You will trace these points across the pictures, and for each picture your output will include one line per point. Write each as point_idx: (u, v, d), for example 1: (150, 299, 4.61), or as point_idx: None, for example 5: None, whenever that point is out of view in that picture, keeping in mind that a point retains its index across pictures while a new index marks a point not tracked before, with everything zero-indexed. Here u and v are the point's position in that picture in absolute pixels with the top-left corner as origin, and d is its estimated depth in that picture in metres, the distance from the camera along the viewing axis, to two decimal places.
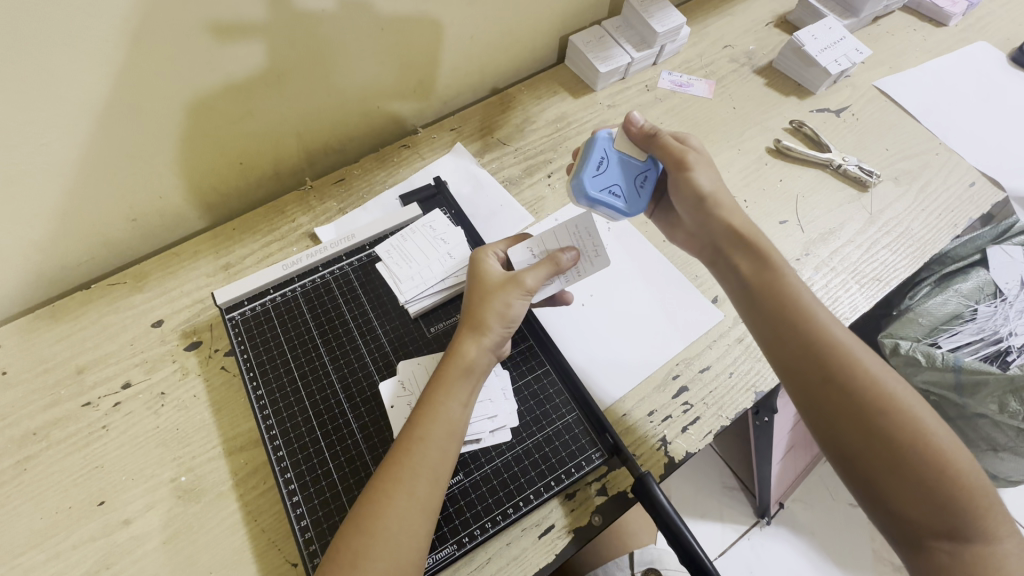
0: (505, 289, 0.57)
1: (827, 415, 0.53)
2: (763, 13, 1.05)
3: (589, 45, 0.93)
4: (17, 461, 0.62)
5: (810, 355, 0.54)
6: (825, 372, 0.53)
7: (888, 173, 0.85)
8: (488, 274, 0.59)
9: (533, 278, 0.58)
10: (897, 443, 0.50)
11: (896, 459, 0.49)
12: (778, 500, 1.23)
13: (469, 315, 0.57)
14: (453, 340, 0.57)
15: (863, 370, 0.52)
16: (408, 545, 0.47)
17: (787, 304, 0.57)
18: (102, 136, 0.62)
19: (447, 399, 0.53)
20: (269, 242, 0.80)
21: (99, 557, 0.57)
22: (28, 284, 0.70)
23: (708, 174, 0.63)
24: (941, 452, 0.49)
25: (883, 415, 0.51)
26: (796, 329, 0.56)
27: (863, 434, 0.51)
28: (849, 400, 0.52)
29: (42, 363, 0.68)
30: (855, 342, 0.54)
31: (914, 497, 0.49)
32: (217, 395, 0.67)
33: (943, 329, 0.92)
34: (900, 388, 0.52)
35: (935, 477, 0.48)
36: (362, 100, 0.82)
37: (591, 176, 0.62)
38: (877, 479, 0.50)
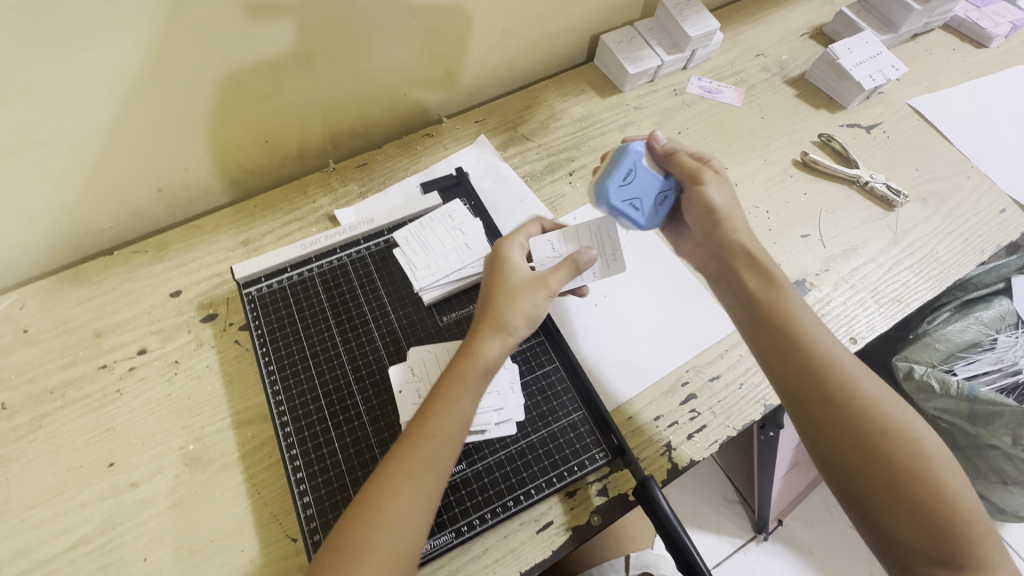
0: (526, 289, 0.57)
1: (824, 437, 0.52)
2: (798, 24, 1.03)
3: (620, 45, 0.92)
4: (33, 417, 0.64)
5: (809, 375, 0.53)
6: (823, 393, 0.52)
7: (917, 194, 0.83)
8: (512, 271, 0.58)
9: (555, 278, 0.58)
10: (893, 467, 0.49)
11: (893, 484, 0.49)
12: (777, 517, 1.23)
13: (488, 314, 0.56)
14: (473, 338, 0.55)
15: (863, 392, 0.52)
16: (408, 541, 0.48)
17: (788, 323, 0.56)
18: (133, 105, 0.63)
19: (461, 397, 0.53)
20: (289, 221, 0.80)
21: (105, 517, 0.58)
22: (54, 245, 0.72)
23: (722, 192, 0.61)
24: (937, 479, 0.49)
25: (880, 438, 0.50)
26: (796, 348, 0.55)
27: (860, 458, 0.50)
28: (847, 423, 0.51)
29: (63, 323, 0.70)
30: (854, 364, 0.54)
31: (907, 524, 0.48)
32: (229, 367, 0.68)
33: (960, 357, 0.91)
34: (898, 411, 0.51)
35: (930, 504, 0.48)
36: (390, 86, 0.82)
37: (616, 185, 0.61)
38: (871, 503, 0.49)
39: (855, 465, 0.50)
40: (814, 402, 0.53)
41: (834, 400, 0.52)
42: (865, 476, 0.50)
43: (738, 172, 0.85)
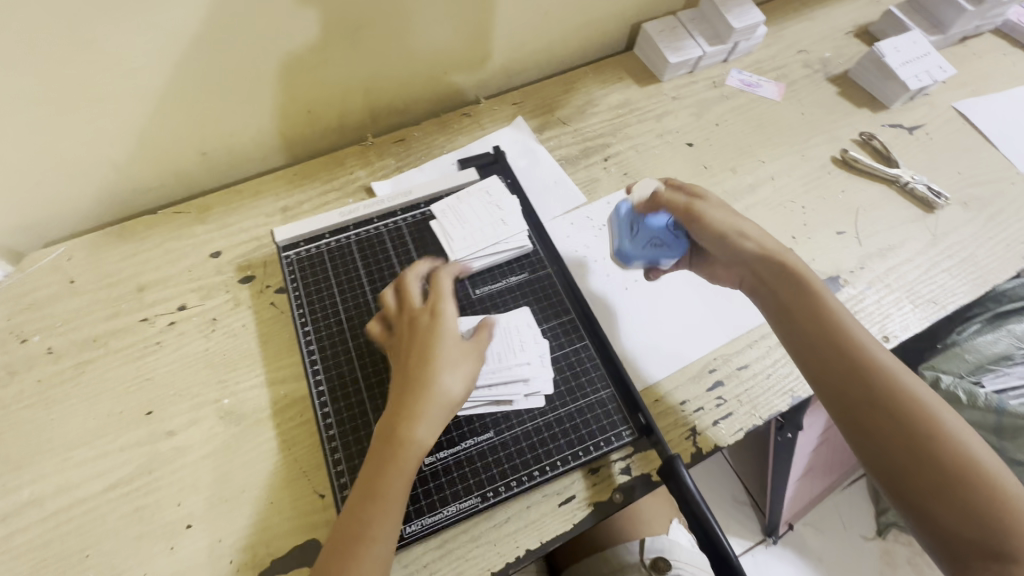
0: (461, 364, 0.55)
1: (868, 438, 0.52)
2: (844, 21, 1.02)
3: (661, 34, 0.92)
4: (77, 363, 0.66)
5: (850, 379, 0.54)
6: (866, 394, 0.53)
7: (958, 197, 0.82)
8: (445, 340, 0.55)
9: (479, 345, 0.57)
10: (942, 470, 0.48)
11: (941, 482, 0.48)
12: (788, 521, 1.22)
13: (413, 400, 0.52)
14: (407, 422, 0.51)
15: (907, 397, 0.51)
16: None
17: (827, 328, 0.57)
18: (186, 67, 0.65)
19: (402, 476, 0.50)
20: (326, 192, 0.82)
21: (142, 462, 0.60)
22: (102, 201, 0.75)
23: (722, 212, 0.64)
24: (991, 477, 0.47)
25: (928, 441, 0.49)
26: (835, 352, 0.55)
27: (906, 456, 0.50)
28: (890, 424, 0.51)
29: (108, 277, 0.72)
30: (897, 364, 0.53)
31: (965, 525, 0.46)
32: (264, 327, 0.70)
33: (989, 369, 0.88)
34: (944, 410, 0.51)
35: (985, 502, 0.46)
36: (431, 64, 0.83)
37: (630, 242, 0.68)
38: (923, 502, 0.49)
39: (904, 466, 0.50)
40: (856, 403, 0.53)
41: (875, 403, 0.52)
42: (915, 477, 0.49)
43: (775, 166, 0.85)
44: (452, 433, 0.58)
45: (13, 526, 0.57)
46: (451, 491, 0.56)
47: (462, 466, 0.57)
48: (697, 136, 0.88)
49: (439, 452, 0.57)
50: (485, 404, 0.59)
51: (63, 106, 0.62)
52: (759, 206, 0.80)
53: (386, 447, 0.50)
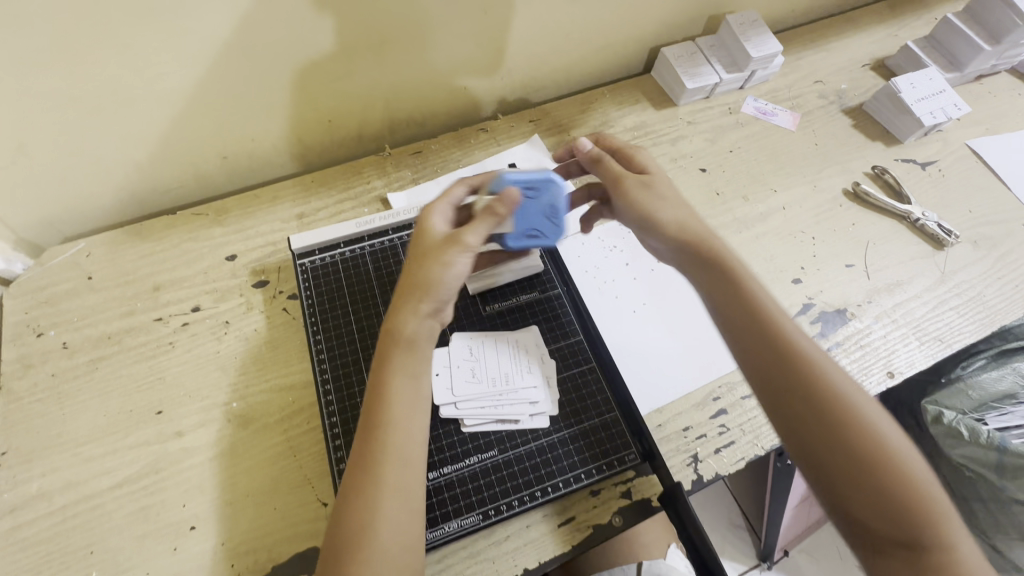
0: (440, 250, 0.54)
1: (790, 422, 0.51)
2: (861, 54, 1.03)
3: (679, 59, 0.93)
4: (91, 359, 0.67)
5: (771, 364, 0.53)
6: (786, 379, 0.52)
7: (967, 235, 0.82)
8: (424, 230, 0.56)
9: (473, 235, 0.55)
10: (854, 451, 0.48)
11: (853, 465, 0.48)
12: (783, 547, 1.21)
13: (404, 285, 0.54)
14: (389, 316, 0.54)
15: (822, 377, 0.51)
16: (393, 543, 0.47)
17: (749, 310, 0.55)
18: (215, 74, 0.67)
19: (399, 375, 0.52)
20: (343, 200, 0.83)
21: (149, 461, 0.61)
22: (123, 199, 0.76)
23: (644, 193, 0.62)
24: (896, 459, 0.48)
25: (841, 423, 0.49)
26: (757, 335, 0.54)
27: (823, 440, 0.49)
28: (809, 407, 0.50)
29: (124, 274, 0.73)
30: (814, 349, 0.53)
31: (874, 510, 0.47)
32: (276, 333, 0.71)
33: (993, 407, 0.88)
34: (854, 392, 0.51)
35: (890, 485, 0.47)
36: (452, 79, 0.84)
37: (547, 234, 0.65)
38: (837, 488, 0.48)
39: (822, 451, 0.49)
40: (774, 388, 0.52)
41: (792, 388, 0.51)
42: (831, 460, 0.48)
43: (786, 196, 0.85)
44: (457, 449, 0.59)
45: (20, 518, 0.58)
46: (453, 507, 0.56)
47: (465, 483, 0.58)
48: (710, 162, 0.89)
49: (442, 468, 0.58)
50: (490, 422, 0.61)
51: (92, 107, 0.64)
52: (769, 235, 0.81)
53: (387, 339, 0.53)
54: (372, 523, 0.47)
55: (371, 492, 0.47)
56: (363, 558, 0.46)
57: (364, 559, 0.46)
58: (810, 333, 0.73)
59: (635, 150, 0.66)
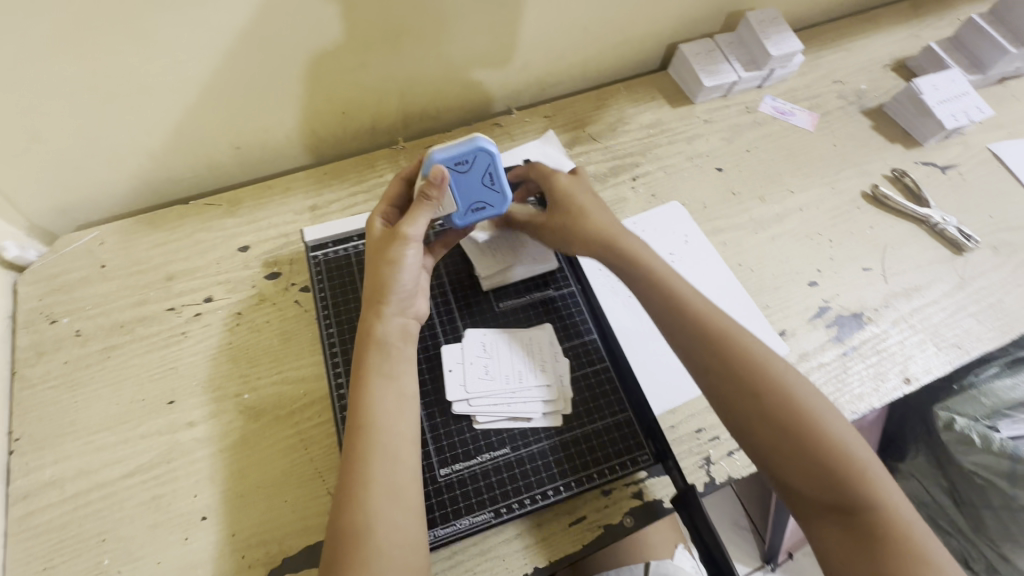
0: (389, 249, 0.58)
1: (715, 401, 0.55)
2: (881, 54, 1.01)
3: (697, 56, 0.92)
4: (104, 348, 0.67)
5: (691, 346, 0.57)
6: (706, 360, 0.56)
7: (988, 241, 0.81)
8: (374, 237, 0.60)
9: (413, 225, 0.58)
10: (777, 424, 0.51)
11: (778, 436, 0.51)
12: (787, 550, 1.21)
13: (367, 290, 0.59)
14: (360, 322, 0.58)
15: (741, 358, 0.55)
16: (396, 542, 0.48)
17: (671, 296, 0.60)
18: (230, 63, 0.66)
19: (375, 374, 0.55)
20: (356, 192, 0.83)
21: (161, 451, 0.61)
22: (136, 188, 0.76)
23: (551, 227, 0.67)
24: (817, 424, 0.51)
25: (764, 399, 0.53)
26: (678, 320, 0.58)
27: (746, 413, 0.53)
28: (731, 385, 0.54)
29: (137, 263, 0.73)
30: (732, 328, 0.57)
31: (802, 474, 0.50)
32: (288, 325, 0.70)
33: (1006, 414, 0.87)
34: (772, 364, 0.54)
35: (814, 450, 0.50)
36: (467, 73, 0.83)
37: (493, 202, 0.62)
38: (767, 456, 0.52)
39: (747, 424, 0.53)
40: (698, 371, 0.56)
41: (713, 367, 0.55)
42: (756, 432, 0.52)
43: (803, 197, 0.84)
44: (469, 446, 0.59)
45: (33, 505, 0.58)
46: (465, 504, 0.56)
47: (476, 479, 0.58)
48: (727, 161, 0.88)
49: (454, 464, 0.58)
50: (503, 419, 0.60)
51: (108, 95, 0.63)
52: (786, 237, 0.80)
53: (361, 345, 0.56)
54: (367, 524, 0.48)
55: (360, 493, 0.49)
56: (362, 559, 0.46)
57: (363, 561, 0.46)
58: (826, 337, 0.72)
59: (550, 172, 0.69)
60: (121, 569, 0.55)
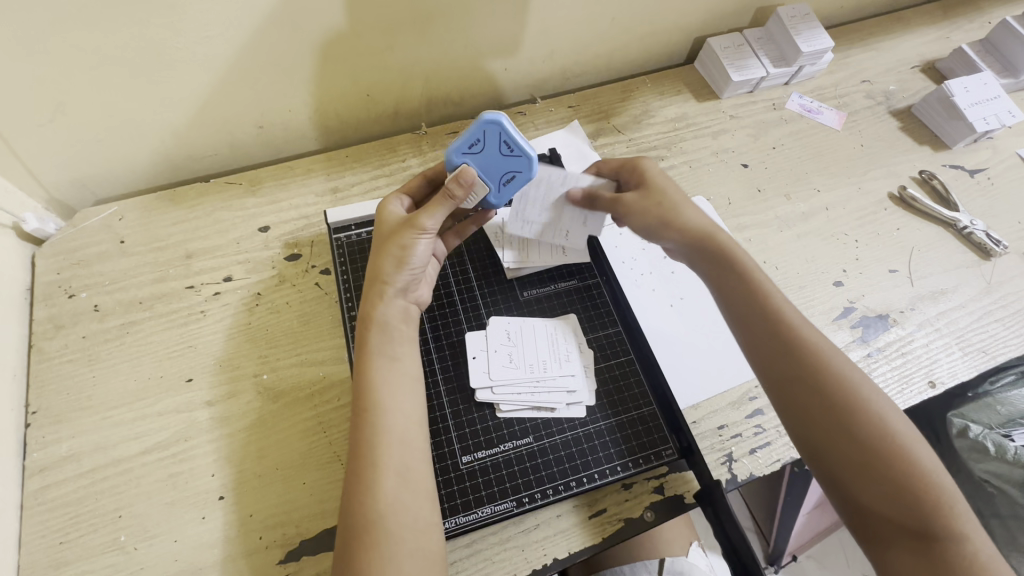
0: (399, 235, 0.56)
1: (791, 415, 0.53)
2: (911, 55, 1.00)
3: (726, 51, 0.90)
4: (122, 323, 0.67)
5: (773, 358, 0.54)
6: (791, 368, 0.53)
7: (1016, 247, 0.80)
8: (387, 222, 0.59)
9: (430, 217, 0.56)
10: (860, 444, 0.49)
11: (859, 458, 0.49)
12: (791, 552, 1.20)
13: (370, 272, 0.57)
14: (362, 304, 0.57)
15: (827, 371, 0.52)
16: (411, 522, 0.48)
17: (758, 300, 0.57)
18: (259, 41, 0.65)
19: (377, 357, 0.54)
20: (377, 176, 0.82)
21: (179, 428, 0.61)
22: (157, 164, 0.75)
23: (646, 205, 0.61)
24: (903, 451, 0.48)
25: (849, 416, 0.50)
26: (767, 324, 0.55)
27: (828, 427, 0.51)
28: (814, 399, 0.52)
29: (157, 240, 0.73)
30: (823, 342, 0.54)
31: (879, 497, 0.48)
32: (307, 307, 0.70)
33: (1021, 423, 0.83)
34: (864, 383, 0.52)
35: (898, 475, 0.48)
36: (494, 60, 0.82)
37: (523, 168, 0.57)
38: (840, 472, 0.50)
39: (826, 438, 0.50)
40: (780, 381, 0.54)
41: (799, 377, 0.53)
42: (834, 454, 0.50)
43: (830, 196, 0.83)
44: (492, 434, 0.58)
45: (49, 479, 0.57)
46: (487, 493, 0.56)
47: (498, 468, 0.57)
48: (752, 157, 0.87)
49: (476, 452, 0.57)
50: (526, 408, 0.60)
51: (135, 68, 0.62)
52: (811, 236, 0.79)
53: (364, 327, 0.55)
54: (377, 508, 0.47)
55: (369, 475, 0.48)
56: (375, 541, 0.46)
57: (375, 542, 0.46)
58: (851, 337, 0.71)
59: (634, 160, 0.65)
60: (138, 546, 0.55)
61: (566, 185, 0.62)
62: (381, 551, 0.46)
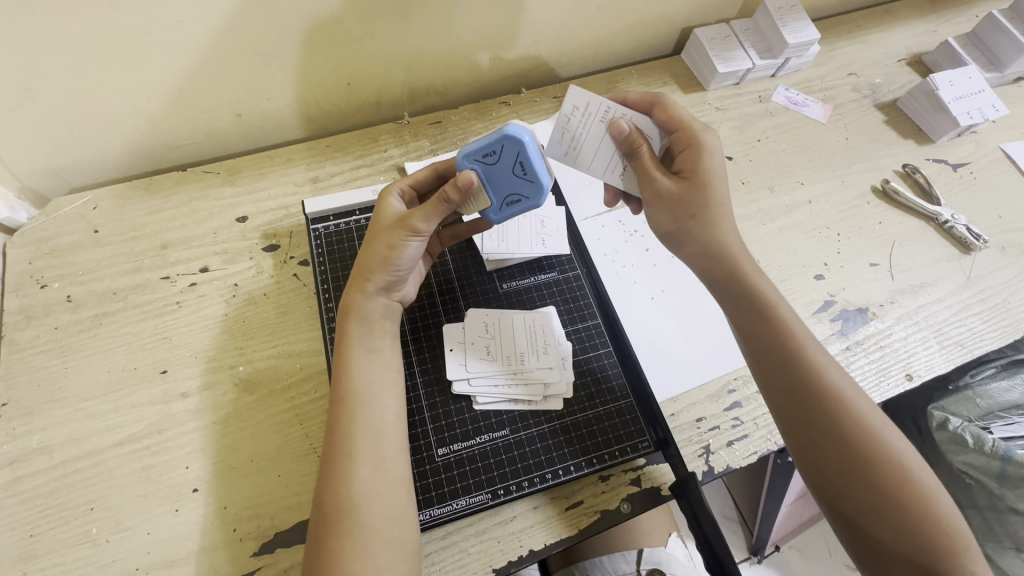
0: (388, 235, 0.55)
1: (810, 452, 0.51)
2: (898, 48, 0.99)
3: (712, 42, 0.89)
4: (95, 314, 0.66)
5: (794, 394, 0.52)
6: (814, 413, 0.51)
7: (996, 241, 0.80)
8: (384, 216, 0.57)
9: (420, 220, 0.54)
10: (878, 486, 0.48)
11: (876, 501, 0.48)
12: (775, 542, 1.20)
13: (356, 265, 0.56)
14: (345, 294, 0.57)
15: (850, 411, 0.50)
16: (385, 514, 0.47)
17: (782, 334, 0.54)
18: (234, 27, 0.63)
19: (358, 348, 0.54)
20: (359, 166, 0.81)
21: (154, 420, 0.60)
22: (132, 152, 0.74)
23: (685, 202, 0.56)
24: (920, 493, 0.48)
25: (868, 458, 0.49)
26: (787, 366, 0.53)
27: (846, 475, 0.49)
28: (836, 439, 0.50)
29: (132, 229, 0.71)
30: (848, 385, 0.52)
31: (892, 542, 0.47)
32: (285, 298, 0.69)
33: (1000, 416, 0.84)
34: (887, 430, 0.50)
35: (915, 526, 0.47)
36: (477, 50, 0.81)
37: (531, 193, 0.57)
38: (853, 517, 0.49)
39: (844, 484, 0.49)
40: (799, 418, 0.51)
41: (818, 423, 0.51)
42: (853, 494, 0.49)
43: (813, 189, 0.83)
44: (467, 427, 0.58)
45: (19, 471, 0.57)
46: (461, 485, 0.56)
47: (473, 460, 0.57)
48: (737, 149, 0.86)
49: (452, 444, 0.57)
50: (503, 401, 0.60)
51: (105, 54, 0.61)
52: (794, 229, 0.79)
53: (342, 317, 0.55)
54: (352, 497, 0.47)
55: (343, 465, 0.48)
56: (347, 530, 0.46)
57: (348, 532, 0.46)
58: (830, 330, 0.71)
59: (700, 136, 0.56)
60: (110, 538, 0.54)
61: (608, 117, 0.56)
62: (353, 540, 0.45)
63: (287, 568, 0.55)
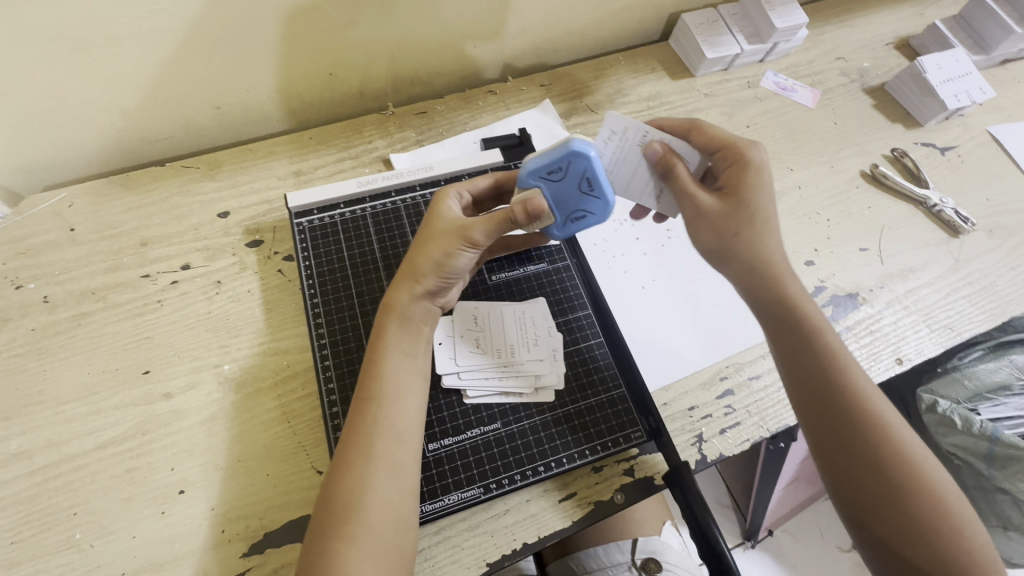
0: (446, 241, 0.54)
1: (844, 474, 0.50)
2: (885, 31, 0.99)
3: (700, 27, 0.88)
4: (74, 314, 0.64)
5: (830, 414, 0.51)
6: (851, 433, 0.50)
7: (983, 224, 0.81)
8: (442, 216, 0.56)
9: (481, 232, 0.53)
10: (912, 509, 0.47)
11: (910, 523, 0.47)
12: (767, 527, 1.22)
13: (405, 263, 0.55)
14: (388, 290, 0.55)
15: (887, 434, 0.50)
16: (388, 518, 0.46)
17: (818, 355, 0.53)
18: (208, 17, 0.61)
19: (391, 350, 0.53)
20: (342, 158, 0.79)
21: (138, 422, 0.59)
22: (107, 147, 0.71)
23: (729, 216, 0.56)
24: (953, 518, 0.48)
25: (903, 481, 0.48)
26: (823, 386, 0.52)
27: (882, 497, 0.48)
28: (873, 461, 0.49)
29: (109, 227, 0.69)
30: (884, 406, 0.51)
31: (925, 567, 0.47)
32: (270, 294, 0.68)
33: (988, 398, 0.84)
34: (922, 454, 0.50)
35: (949, 552, 0.46)
36: (462, 38, 0.79)
37: (597, 211, 0.55)
38: (886, 540, 0.48)
39: (879, 503, 0.48)
40: (835, 438, 0.51)
41: (854, 446, 0.50)
42: (888, 518, 0.48)
43: (803, 175, 0.83)
44: (459, 421, 0.57)
45: None
46: (453, 481, 0.55)
47: (465, 455, 0.56)
48: None
49: (443, 439, 0.56)
50: (494, 394, 0.59)
51: (74, 46, 0.59)
52: (784, 216, 0.79)
53: (381, 315, 0.54)
54: (358, 497, 0.46)
55: (358, 464, 0.47)
56: (352, 531, 0.45)
57: (352, 533, 0.45)
58: None
59: (744, 151, 0.57)
60: (94, 543, 0.53)
61: (643, 140, 0.58)
62: (357, 542, 0.45)
63: (278, 568, 0.54)
